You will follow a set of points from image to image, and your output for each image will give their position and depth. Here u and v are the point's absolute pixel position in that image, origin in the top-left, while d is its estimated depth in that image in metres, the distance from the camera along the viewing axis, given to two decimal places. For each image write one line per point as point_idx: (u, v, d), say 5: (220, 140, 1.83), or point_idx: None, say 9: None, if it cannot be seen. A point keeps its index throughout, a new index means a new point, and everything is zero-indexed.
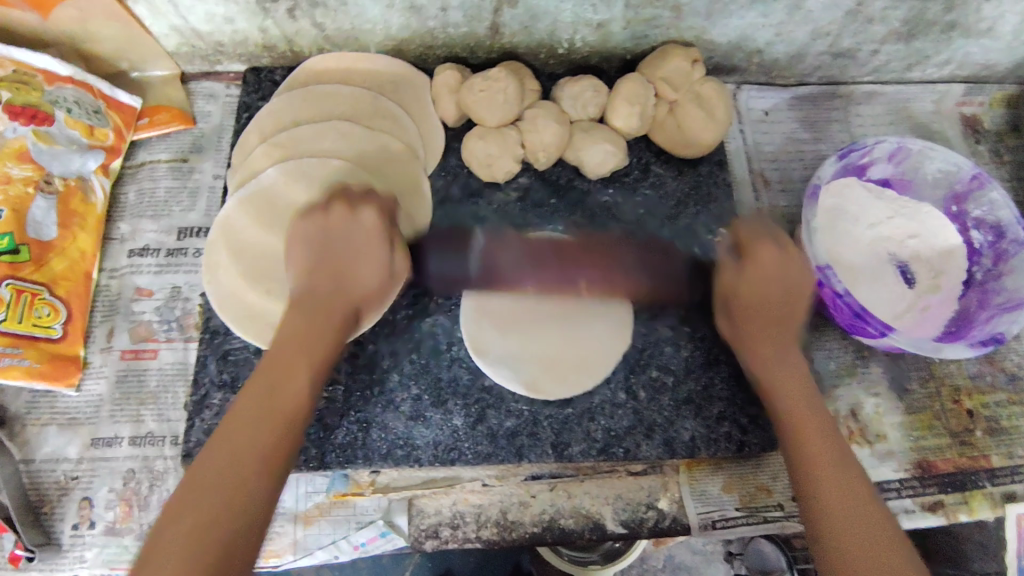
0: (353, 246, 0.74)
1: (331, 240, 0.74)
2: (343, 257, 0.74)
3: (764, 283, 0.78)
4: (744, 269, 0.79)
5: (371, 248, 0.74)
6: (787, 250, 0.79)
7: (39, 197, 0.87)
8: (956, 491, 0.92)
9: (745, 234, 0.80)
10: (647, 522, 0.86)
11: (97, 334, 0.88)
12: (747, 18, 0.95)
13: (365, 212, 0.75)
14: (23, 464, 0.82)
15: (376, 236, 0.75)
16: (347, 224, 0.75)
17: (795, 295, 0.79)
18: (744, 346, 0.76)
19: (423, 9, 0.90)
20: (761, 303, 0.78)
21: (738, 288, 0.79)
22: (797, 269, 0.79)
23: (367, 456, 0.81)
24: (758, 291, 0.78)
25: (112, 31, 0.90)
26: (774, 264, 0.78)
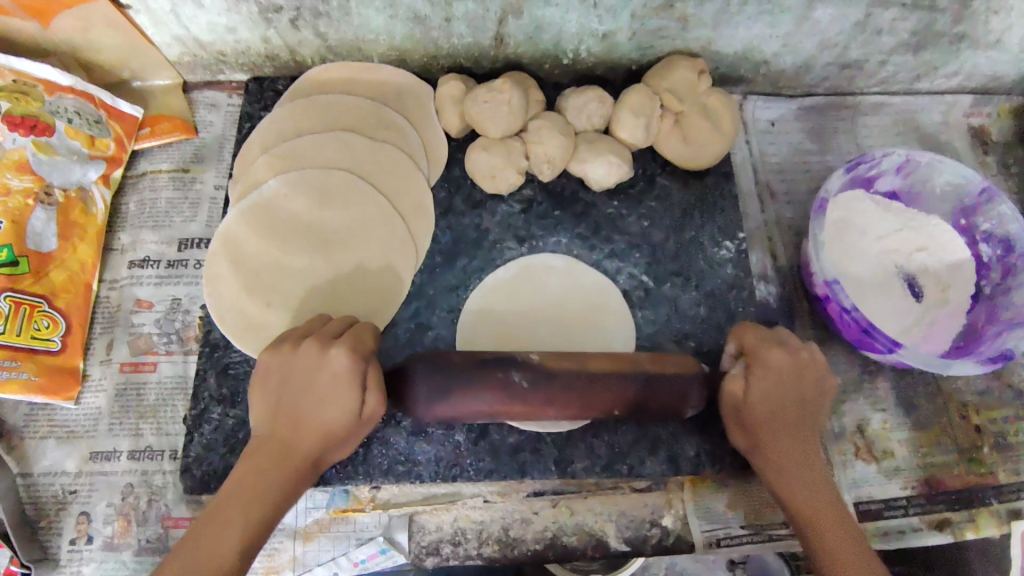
0: (346, 280, 0.73)
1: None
2: (339, 292, 0.73)
3: (777, 397, 0.71)
4: (753, 376, 0.72)
5: (345, 387, 0.67)
6: (798, 355, 0.73)
7: (39, 208, 0.86)
8: (963, 508, 0.91)
9: (751, 344, 0.74)
10: (650, 540, 0.85)
11: (96, 346, 0.87)
12: (754, 29, 0.94)
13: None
14: (21, 478, 0.81)
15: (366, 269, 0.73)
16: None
17: (810, 400, 0.73)
18: (740, 387, 0.73)
19: (427, 19, 0.90)
20: (773, 424, 0.71)
21: (751, 403, 0.72)
22: (817, 378, 0.73)
23: (367, 472, 0.80)
24: (766, 410, 0.71)
25: (113, 40, 0.89)
26: (785, 375, 0.72)
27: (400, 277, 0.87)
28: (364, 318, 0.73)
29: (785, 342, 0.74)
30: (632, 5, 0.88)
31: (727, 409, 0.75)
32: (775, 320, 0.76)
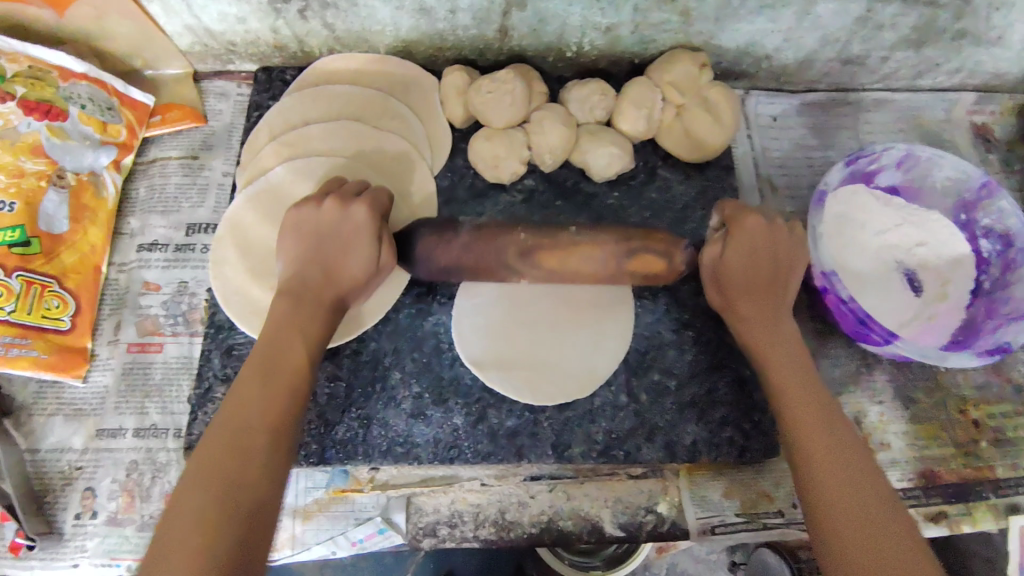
0: (344, 236, 0.74)
1: (317, 232, 0.74)
2: (333, 256, 0.74)
3: (750, 263, 0.76)
4: (728, 245, 0.77)
5: (295, 332, 0.69)
6: (773, 222, 0.78)
7: (51, 190, 0.88)
8: (960, 502, 0.91)
9: (731, 212, 0.79)
10: (646, 526, 0.85)
11: (105, 326, 0.89)
12: (756, 24, 0.95)
13: (356, 207, 0.75)
14: (29, 453, 0.83)
15: (366, 231, 0.75)
16: (339, 217, 0.75)
17: (785, 258, 0.78)
18: (716, 251, 0.79)
19: (432, 11, 0.91)
20: (751, 285, 0.76)
21: (730, 262, 0.77)
22: (791, 252, 0.78)
23: (367, 453, 0.81)
24: (742, 262, 0.76)
25: (127, 29, 0.91)
26: (759, 234, 0.76)
27: None
28: (354, 272, 0.74)
29: (771, 223, 0.78)
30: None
31: (706, 274, 0.81)
32: (774, 299, 0.76)
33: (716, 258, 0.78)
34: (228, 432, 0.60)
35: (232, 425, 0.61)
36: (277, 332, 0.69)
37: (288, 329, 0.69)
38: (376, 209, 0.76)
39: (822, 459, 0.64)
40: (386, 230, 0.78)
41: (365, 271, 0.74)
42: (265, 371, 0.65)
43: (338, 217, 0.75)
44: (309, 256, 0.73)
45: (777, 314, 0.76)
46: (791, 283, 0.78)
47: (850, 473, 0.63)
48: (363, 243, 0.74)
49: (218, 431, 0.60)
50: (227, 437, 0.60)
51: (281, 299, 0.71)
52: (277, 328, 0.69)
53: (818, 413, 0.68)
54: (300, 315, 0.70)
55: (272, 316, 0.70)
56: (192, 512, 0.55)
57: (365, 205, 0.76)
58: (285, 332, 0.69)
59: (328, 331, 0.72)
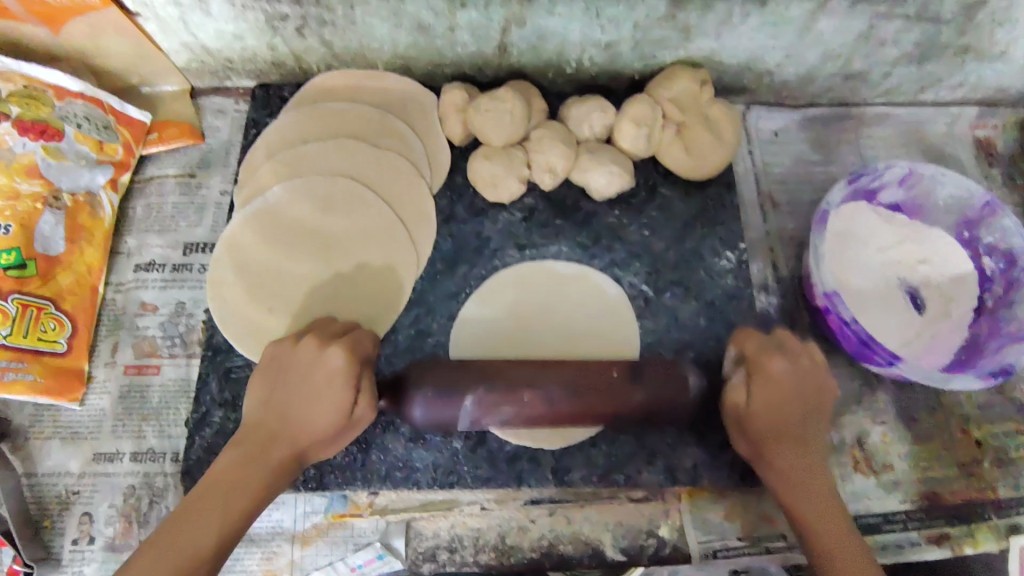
0: (320, 384, 0.68)
1: (286, 369, 0.70)
2: (293, 402, 0.68)
3: (777, 407, 0.71)
4: (754, 390, 0.72)
5: (340, 382, 0.68)
6: (798, 363, 0.72)
7: (47, 212, 0.87)
8: (962, 523, 0.90)
9: (753, 352, 0.73)
10: (647, 550, 0.85)
11: (102, 348, 0.88)
12: (758, 40, 0.94)
13: (333, 352, 0.69)
14: (26, 478, 0.83)
15: (341, 378, 0.68)
16: (309, 364, 0.69)
17: (812, 392, 0.72)
18: (740, 396, 0.73)
19: (431, 28, 0.91)
20: (787, 429, 0.71)
21: (754, 399, 0.72)
22: (819, 388, 0.72)
23: (365, 478, 0.80)
24: (767, 415, 0.71)
25: (122, 47, 0.90)
26: (786, 385, 0.71)
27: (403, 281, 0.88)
28: (317, 436, 0.68)
29: (789, 351, 0.73)
30: (635, 16, 0.89)
31: (729, 372, 0.76)
32: (812, 409, 0.71)
33: (739, 402, 0.73)
34: (263, 422, 0.68)
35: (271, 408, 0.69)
36: (309, 376, 0.69)
37: (268, 405, 0.69)
38: (354, 357, 0.70)
39: (817, 516, 0.68)
40: (364, 344, 0.73)
41: (325, 429, 0.68)
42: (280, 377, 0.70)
43: (314, 359, 0.69)
44: (291, 345, 0.71)
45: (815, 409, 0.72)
46: (818, 403, 0.73)
47: (821, 500, 0.69)
48: (331, 401, 0.68)
49: (250, 437, 0.68)
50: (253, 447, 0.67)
51: (341, 353, 0.69)
52: (310, 367, 0.69)
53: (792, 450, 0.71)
54: (341, 376, 0.68)
55: (304, 353, 0.70)
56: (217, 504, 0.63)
57: (343, 351, 0.70)
58: (310, 359, 0.70)
59: (363, 345, 0.72)
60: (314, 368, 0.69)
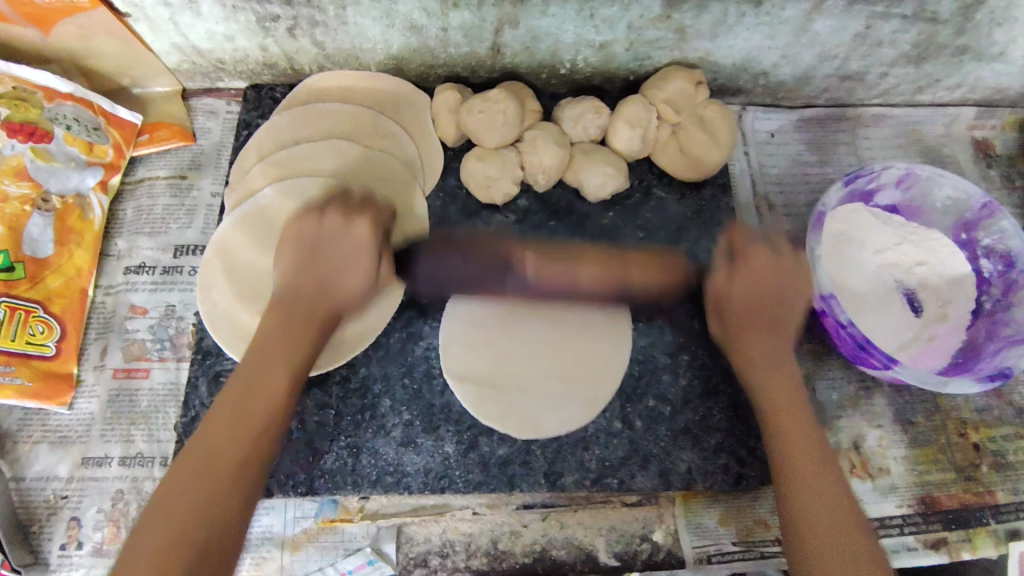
0: (347, 253, 0.72)
1: (316, 244, 0.73)
2: (333, 263, 0.72)
3: (754, 297, 0.76)
4: (736, 276, 0.77)
5: (367, 250, 0.73)
6: (781, 256, 0.77)
7: (35, 214, 0.87)
8: (960, 528, 0.89)
9: (740, 241, 0.78)
10: (640, 555, 0.84)
11: (91, 351, 0.87)
12: (753, 40, 0.94)
13: (358, 223, 0.73)
14: (13, 482, 0.82)
15: (369, 247, 0.73)
16: (339, 234, 0.73)
17: (786, 296, 0.77)
18: (723, 281, 0.78)
19: (424, 29, 0.90)
20: (753, 311, 0.76)
21: (733, 291, 0.77)
22: (794, 283, 0.77)
23: (356, 482, 0.80)
24: (745, 296, 0.76)
25: (112, 48, 0.90)
26: (765, 270, 0.76)
27: (396, 285, 0.88)
28: (353, 290, 0.73)
29: (772, 243, 0.78)
30: (629, 16, 0.88)
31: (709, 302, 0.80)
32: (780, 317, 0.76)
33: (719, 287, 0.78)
34: (248, 382, 0.68)
35: (276, 349, 0.70)
36: (334, 240, 0.73)
37: (310, 267, 0.72)
38: (377, 227, 0.75)
39: (795, 459, 0.69)
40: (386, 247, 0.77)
41: (364, 282, 0.74)
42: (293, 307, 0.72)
43: (339, 233, 0.73)
44: (316, 219, 0.74)
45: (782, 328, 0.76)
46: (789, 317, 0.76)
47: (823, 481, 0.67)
48: (363, 250, 0.73)
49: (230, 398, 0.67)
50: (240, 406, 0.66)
51: (366, 226, 0.73)
52: (338, 236, 0.73)
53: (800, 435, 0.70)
54: (364, 247, 0.73)
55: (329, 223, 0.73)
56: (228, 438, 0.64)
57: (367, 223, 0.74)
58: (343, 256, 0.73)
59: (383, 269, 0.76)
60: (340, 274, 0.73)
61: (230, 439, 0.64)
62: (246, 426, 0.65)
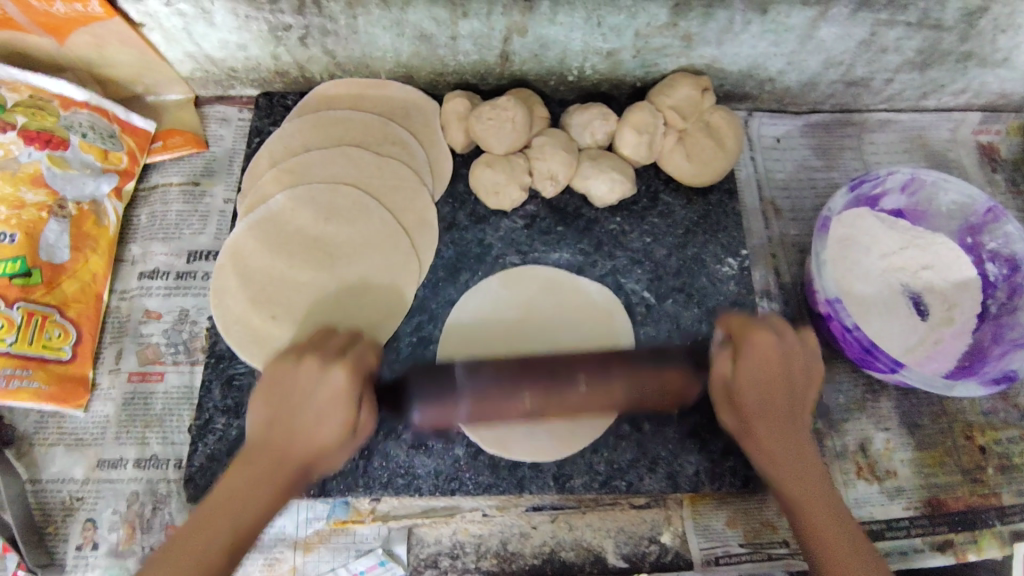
0: (322, 408, 0.64)
1: (292, 399, 0.65)
2: (308, 420, 0.64)
3: (763, 399, 0.68)
4: (740, 360, 0.69)
5: (344, 405, 0.64)
6: (783, 336, 0.70)
7: (51, 220, 0.87)
8: (967, 530, 0.90)
9: (738, 325, 0.71)
10: (649, 557, 0.85)
11: (106, 355, 0.88)
12: (759, 47, 0.95)
13: (334, 372, 0.65)
14: (30, 484, 0.83)
15: (346, 398, 0.65)
16: (314, 383, 0.65)
17: (797, 383, 0.70)
18: (725, 367, 0.70)
19: (433, 38, 0.91)
20: (767, 412, 0.68)
21: (738, 380, 0.69)
22: (803, 368, 0.70)
23: (367, 484, 0.80)
24: (755, 386, 0.68)
25: (127, 57, 0.91)
26: (772, 359, 0.68)
27: (404, 285, 0.89)
28: (327, 442, 0.64)
29: (779, 330, 0.71)
30: (636, 24, 0.89)
31: (717, 393, 0.73)
32: (791, 418, 0.69)
33: (724, 376, 0.70)
34: (276, 444, 0.64)
35: (253, 474, 0.62)
36: (309, 396, 0.65)
37: (271, 415, 0.65)
38: (356, 374, 0.67)
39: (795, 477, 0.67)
40: (365, 391, 0.69)
41: (336, 437, 0.64)
42: (276, 397, 0.66)
43: (314, 382, 0.65)
44: (292, 365, 0.66)
45: (794, 433, 0.69)
46: (800, 386, 0.70)
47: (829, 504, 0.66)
48: (338, 408, 0.64)
49: (219, 498, 0.61)
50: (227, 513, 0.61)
51: (345, 375, 0.65)
52: (313, 386, 0.65)
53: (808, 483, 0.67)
54: (344, 394, 0.65)
55: (303, 372, 0.66)
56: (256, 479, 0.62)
57: (346, 368, 0.66)
58: (294, 402, 0.65)
59: (365, 417, 0.69)
60: (299, 430, 0.64)
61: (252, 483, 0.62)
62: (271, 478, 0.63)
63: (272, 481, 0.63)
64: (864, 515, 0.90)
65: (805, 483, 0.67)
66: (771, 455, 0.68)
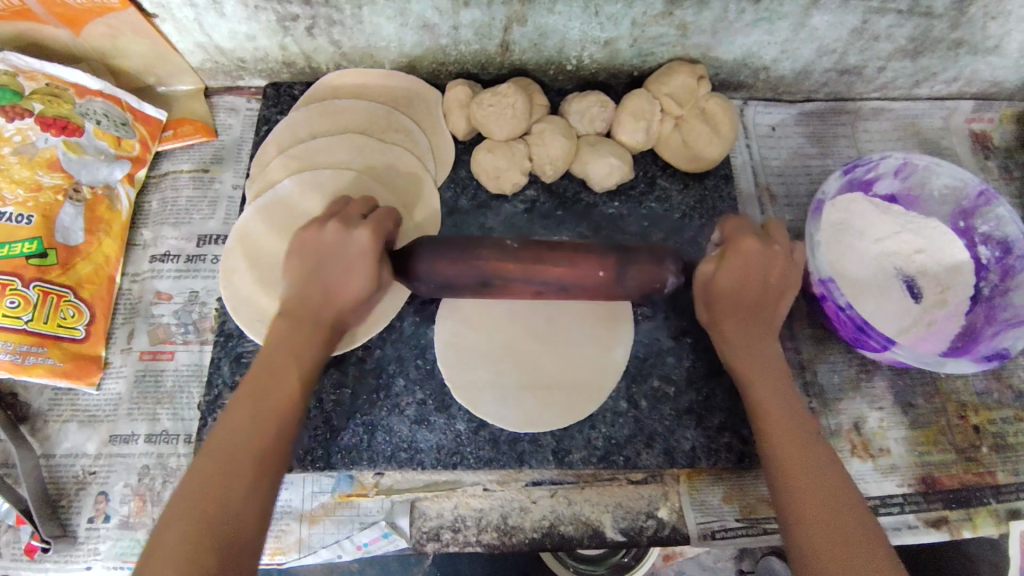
0: (351, 258, 0.71)
1: (320, 253, 0.72)
2: (335, 269, 0.71)
3: (740, 287, 0.72)
4: (723, 263, 0.72)
5: (369, 261, 0.71)
6: (773, 248, 0.72)
7: (67, 204, 0.90)
8: (960, 507, 0.91)
9: (731, 231, 0.74)
10: (646, 531, 0.86)
11: (118, 335, 0.91)
12: (753, 36, 0.97)
13: (358, 232, 0.71)
14: (44, 458, 0.86)
15: (372, 254, 0.71)
16: (342, 239, 0.71)
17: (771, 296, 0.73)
18: (710, 268, 0.73)
19: (436, 27, 0.94)
20: (737, 307, 0.72)
21: (720, 276, 0.72)
22: (784, 272, 0.72)
23: (371, 458, 0.83)
24: (735, 288, 0.72)
25: (140, 47, 0.95)
26: (753, 263, 0.71)
27: None
28: (355, 291, 0.71)
29: (767, 239, 0.73)
30: (632, 13, 0.92)
31: (698, 289, 0.76)
32: (761, 326, 0.73)
33: (707, 276, 0.73)
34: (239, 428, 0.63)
35: (258, 415, 0.64)
36: (341, 250, 0.71)
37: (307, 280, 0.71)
38: (379, 237, 0.72)
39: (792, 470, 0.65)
40: (390, 249, 0.75)
41: (363, 289, 0.71)
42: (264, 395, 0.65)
43: (340, 236, 0.71)
44: (318, 227, 0.73)
45: (772, 371, 0.71)
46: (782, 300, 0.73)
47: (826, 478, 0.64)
48: (358, 265, 0.71)
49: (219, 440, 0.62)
50: (237, 433, 0.62)
51: (369, 232, 0.71)
52: (343, 244, 0.71)
53: (811, 467, 0.65)
54: (369, 251, 0.71)
55: (330, 231, 0.72)
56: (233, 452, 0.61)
57: (370, 229, 0.72)
58: (343, 260, 0.71)
59: (387, 276, 0.74)
60: (340, 284, 0.71)
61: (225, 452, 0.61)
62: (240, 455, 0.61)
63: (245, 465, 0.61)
64: (859, 491, 0.91)
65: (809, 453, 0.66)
66: (762, 401, 0.70)
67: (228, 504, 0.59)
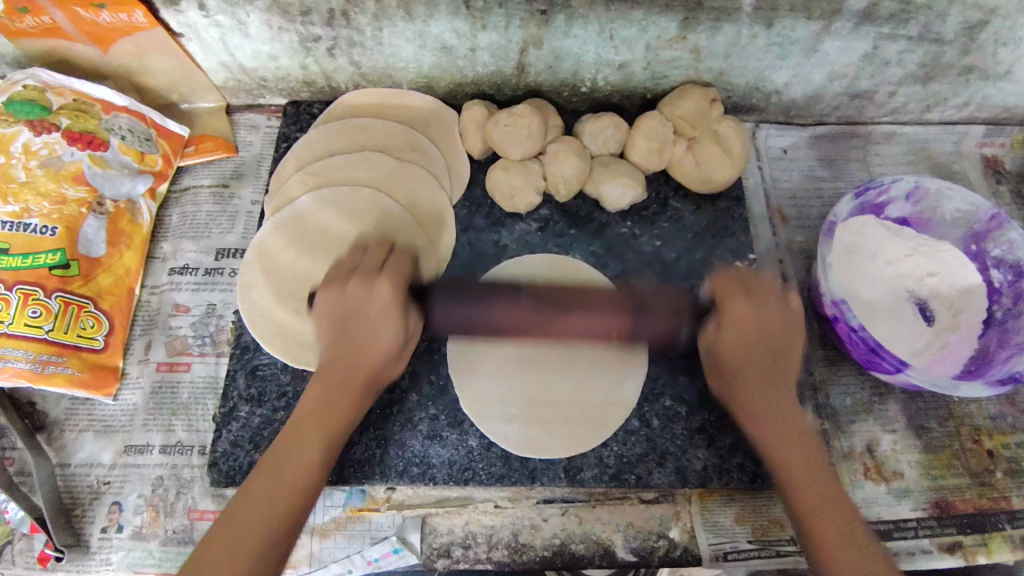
0: (328, 387, 0.75)
1: (324, 373, 0.75)
2: (322, 387, 0.75)
3: (769, 408, 0.76)
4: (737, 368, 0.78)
5: (335, 387, 0.74)
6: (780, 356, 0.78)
7: (91, 216, 0.92)
8: (976, 532, 0.90)
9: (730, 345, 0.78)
10: (657, 551, 0.86)
11: (135, 346, 0.92)
12: (765, 60, 0.99)
13: (379, 288, 0.74)
14: (59, 467, 0.86)
15: (329, 378, 0.75)
16: (323, 370, 0.75)
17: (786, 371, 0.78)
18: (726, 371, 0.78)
19: (453, 49, 0.96)
20: (776, 427, 0.75)
21: (753, 401, 0.77)
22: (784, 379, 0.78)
23: (383, 472, 0.83)
24: (765, 407, 0.76)
25: (165, 65, 0.97)
26: (767, 375, 0.77)
27: None
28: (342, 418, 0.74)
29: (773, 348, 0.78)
30: (647, 37, 0.94)
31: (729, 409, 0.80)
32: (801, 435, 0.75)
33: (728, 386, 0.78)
34: (280, 458, 0.71)
35: (301, 437, 0.72)
36: (325, 379, 0.75)
37: (335, 347, 0.75)
38: (398, 283, 0.75)
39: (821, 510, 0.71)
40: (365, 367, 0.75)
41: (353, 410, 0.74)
42: (304, 435, 0.73)
43: (322, 368, 0.76)
44: (325, 347, 0.76)
45: (803, 440, 0.75)
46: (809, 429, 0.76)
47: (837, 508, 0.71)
48: (383, 325, 0.74)
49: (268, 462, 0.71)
50: (285, 450, 0.71)
51: (323, 355, 0.76)
52: (323, 375, 0.75)
53: (827, 505, 0.71)
54: (329, 371, 0.75)
55: (321, 363, 0.76)
56: (272, 486, 0.69)
57: (327, 352, 0.76)
58: (330, 386, 0.75)
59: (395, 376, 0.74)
60: (322, 402, 0.74)
61: (268, 481, 0.69)
62: (280, 479, 0.69)
63: (275, 499, 0.68)
64: (872, 514, 0.91)
65: (814, 490, 0.72)
66: (794, 479, 0.73)
67: (253, 526, 0.66)
